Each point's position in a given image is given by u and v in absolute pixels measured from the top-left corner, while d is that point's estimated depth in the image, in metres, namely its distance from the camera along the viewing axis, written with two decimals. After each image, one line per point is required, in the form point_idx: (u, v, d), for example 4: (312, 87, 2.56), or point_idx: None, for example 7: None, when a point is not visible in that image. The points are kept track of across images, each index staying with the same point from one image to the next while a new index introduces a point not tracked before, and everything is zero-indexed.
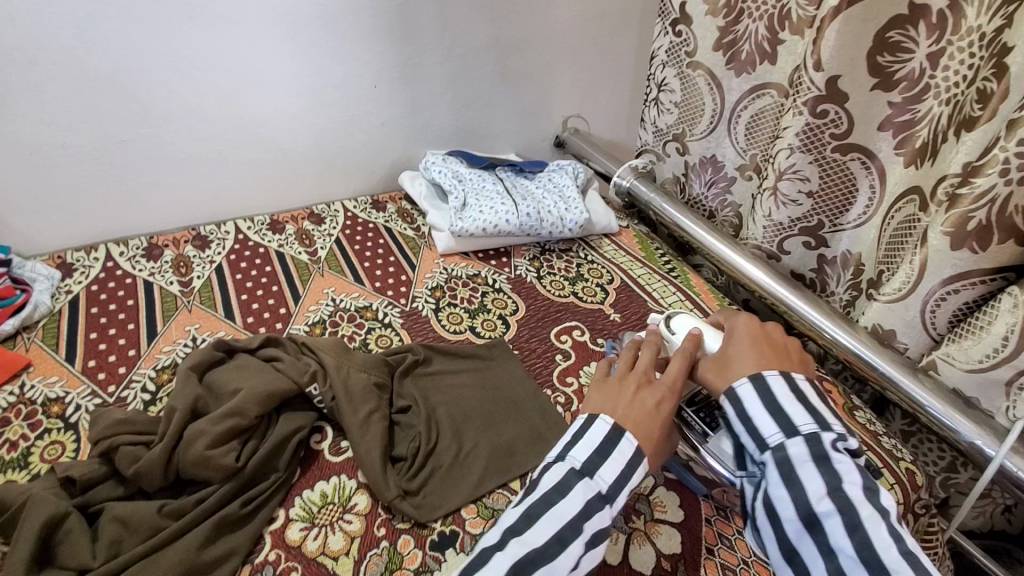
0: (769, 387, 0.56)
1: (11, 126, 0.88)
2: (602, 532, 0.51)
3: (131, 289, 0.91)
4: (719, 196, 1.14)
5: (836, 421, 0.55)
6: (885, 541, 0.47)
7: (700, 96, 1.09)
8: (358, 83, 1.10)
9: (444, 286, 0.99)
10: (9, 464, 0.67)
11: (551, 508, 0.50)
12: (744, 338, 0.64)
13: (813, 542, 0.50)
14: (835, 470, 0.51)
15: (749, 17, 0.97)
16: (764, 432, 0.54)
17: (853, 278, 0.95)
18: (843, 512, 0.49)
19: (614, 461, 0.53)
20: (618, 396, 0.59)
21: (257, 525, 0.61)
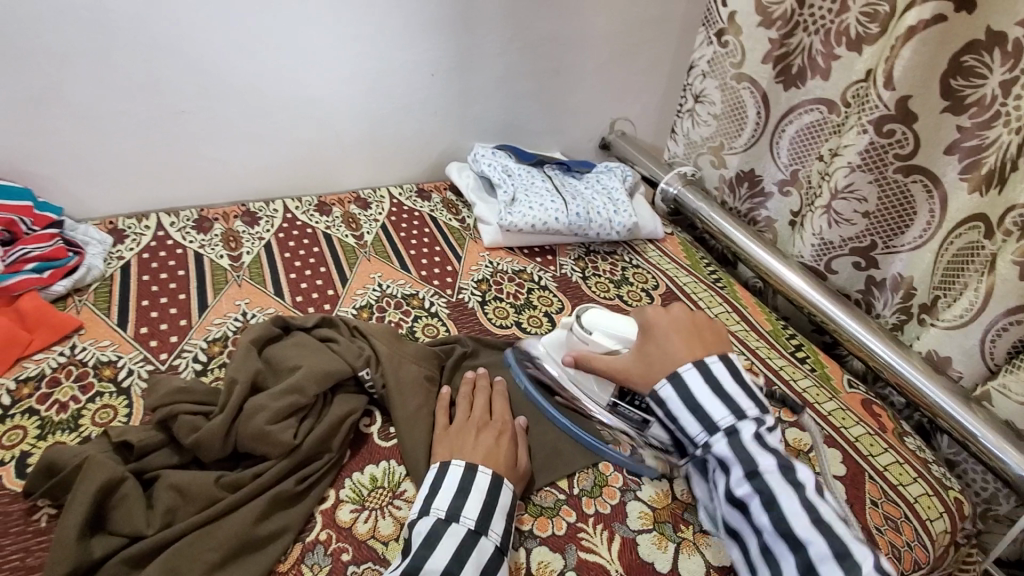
0: (687, 388, 0.62)
1: (75, 89, 0.88)
2: (487, 563, 0.55)
3: (182, 260, 0.91)
4: (751, 211, 1.13)
5: (751, 407, 0.61)
6: (797, 512, 0.55)
7: (743, 107, 1.06)
8: (411, 70, 1.09)
9: (490, 279, 0.99)
10: (59, 425, 0.66)
11: (426, 562, 0.53)
12: (660, 328, 0.67)
13: (743, 519, 0.58)
14: (750, 457, 0.58)
15: (805, 31, 0.96)
16: (690, 432, 0.62)
17: (903, 302, 0.92)
18: (760, 492, 0.57)
19: (474, 496, 0.59)
20: (466, 438, 0.65)
21: (309, 504, 0.60)
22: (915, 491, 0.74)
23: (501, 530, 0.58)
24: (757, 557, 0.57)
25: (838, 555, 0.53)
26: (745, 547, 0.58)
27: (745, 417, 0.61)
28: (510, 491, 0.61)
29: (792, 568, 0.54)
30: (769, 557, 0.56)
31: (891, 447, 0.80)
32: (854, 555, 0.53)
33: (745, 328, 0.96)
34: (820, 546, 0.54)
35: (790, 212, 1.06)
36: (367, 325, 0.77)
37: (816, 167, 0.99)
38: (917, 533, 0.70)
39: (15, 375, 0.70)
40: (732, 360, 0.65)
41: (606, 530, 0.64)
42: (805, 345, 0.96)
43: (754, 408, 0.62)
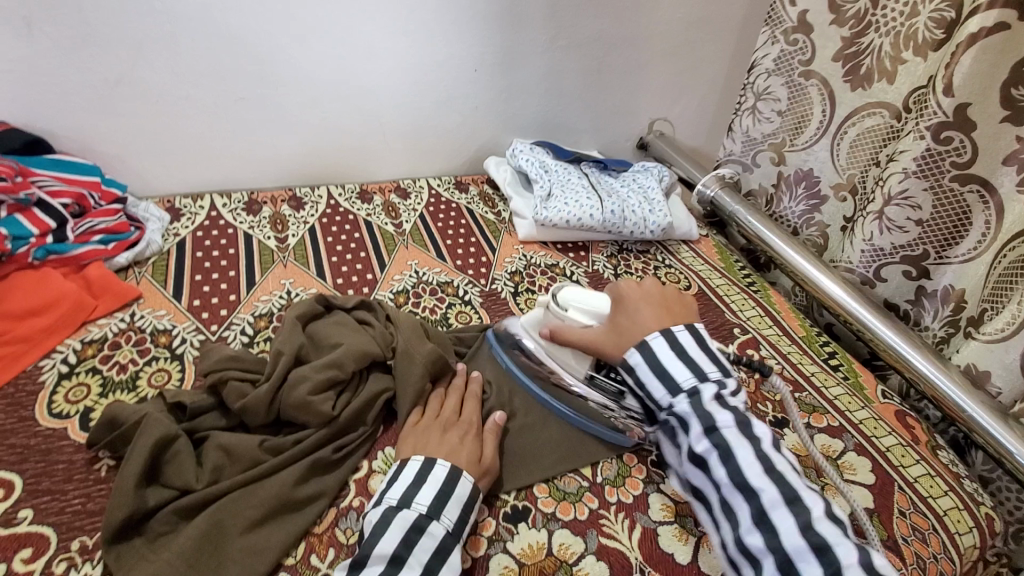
0: (654, 354, 0.65)
1: (145, 74, 0.93)
2: (436, 550, 0.55)
3: (232, 239, 0.96)
4: (807, 213, 1.10)
5: (713, 370, 0.64)
6: (750, 463, 0.58)
7: (809, 105, 1.04)
8: (460, 66, 1.13)
9: (523, 272, 1.01)
10: (119, 385, 0.71)
11: (375, 547, 0.54)
12: (631, 300, 0.71)
13: (703, 475, 0.61)
14: (707, 414, 0.61)
15: (876, 31, 0.92)
16: (655, 395, 0.64)
17: (952, 315, 0.89)
18: (718, 446, 0.60)
19: (429, 485, 0.59)
20: (433, 436, 0.65)
21: (344, 472, 0.63)
22: (945, 504, 0.73)
23: (455, 517, 0.58)
24: (718, 513, 0.59)
25: (788, 500, 0.56)
26: (707, 505, 0.61)
27: (707, 380, 0.64)
28: (469, 483, 0.60)
29: (747, 516, 0.57)
30: (728, 510, 0.58)
31: (923, 460, 0.78)
32: (804, 501, 0.56)
33: (778, 332, 0.96)
34: (771, 494, 0.56)
35: (843, 217, 1.05)
36: (400, 316, 0.77)
37: (873, 172, 0.98)
38: (945, 547, 0.69)
39: (80, 337, 0.75)
40: (700, 330, 0.68)
41: (627, 519, 0.65)
42: (838, 352, 0.95)
43: (717, 372, 0.65)
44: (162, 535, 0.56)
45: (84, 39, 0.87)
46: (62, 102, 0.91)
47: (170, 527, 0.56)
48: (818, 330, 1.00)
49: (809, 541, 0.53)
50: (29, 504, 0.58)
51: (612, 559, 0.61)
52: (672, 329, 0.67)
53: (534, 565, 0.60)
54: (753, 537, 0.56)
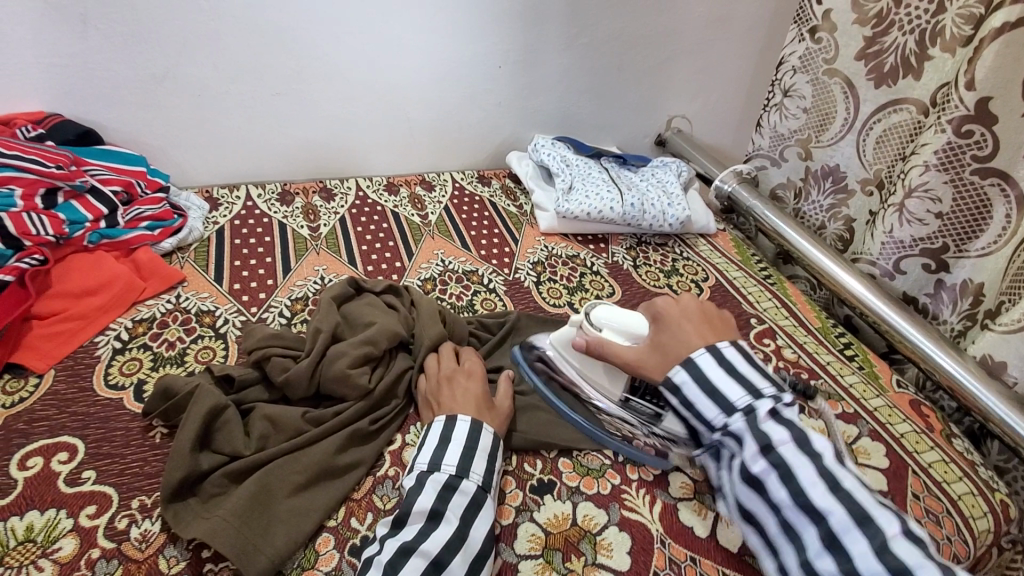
0: (701, 372, 0.62)
1: (190, 70, 0.98)
2: (468, 504, 0.58)
3: (268, 228, 1.01)
4: (833, 207, 1.12)
5: (766, 384, 0.60)
6: (814, 482, 0.54)
7: (833, 104, 1.06)
8: (486, 63, 1.16)
9: (545, 262, 1.04)
10: (168, 360, 0.75)
11: (412, 505, 0.57)
12: (672, 319, 0.67)
13: (762, 497, 0.57)
14: (764, 432, 0.57)
15: (900, 29, 0.94)
16: (706, 416, 0.60)
17: (970, 308, 0.91)
18: (777, 466, 0.56)
19: (455, 446, 0.62)
20: (445, 386, 0.69)
21: (380, 444, 0.67)
22: (959, 489, 0.75)
23: (481, 472, 0.61)
24: (779, 536, 0.56)
25: (858, 521, 0.52)
26: (767, 527, 0.57)
27: (762, 396, 0.59)
28: (491, 431, 0.65)
29: (815, 539, 0.53)
30: (793, 532, 0.55)
31: (938, 446, 0.80)
32: (875, 520, 0.52)
33: (795, 323, 0.98)
34: (841, 516, 0.53)
35: (869, 211, 1.06)
36: (423, 301, 0.80)
37: (897, 166, 0.99)
38: (959, 529, 0.71)
39: (131, 316, 0.80)
40: (746, 345, 0.64)
41: (648, 494, 0.68)
42: (853, 343, 0.97)
43: (770, 387, 0.60)
44: (214, 496, 0.60)
45: (135, 36, 0.92)
46: (114, 97, 0.96)
47: (222, 489, 0.60)
48: (834, 323, 1.02)
49: (886, 565, 0.50)
50: (91, 466, 0.62)
51: (634, 531, 0.64)
52: (718, 346, 0.63)
53: (560, 533, 0.63)
54: (823, 561, 0.52)
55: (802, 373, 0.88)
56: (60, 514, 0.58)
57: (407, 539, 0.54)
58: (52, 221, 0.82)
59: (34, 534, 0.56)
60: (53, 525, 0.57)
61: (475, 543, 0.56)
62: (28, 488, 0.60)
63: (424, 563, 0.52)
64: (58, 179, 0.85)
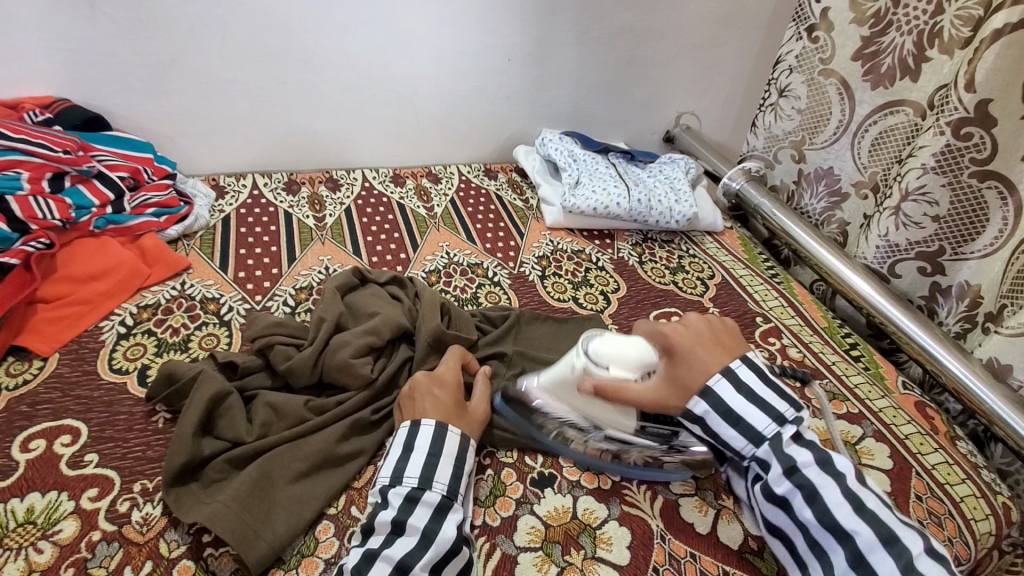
0: (721, 398, 0.61)
1: (194, 59, 0.98)
2: (431, 514, 0.56)
3: (274, 217, 1.01)
4: (827, 209, 1.11)
5: (788, 410, 0.61)
6: (839, 502, 0.55)
7: (828, 104, 1.05)
8: (492, 57, 1.16)
9: (550, 256, 1.04)
10: (173, 346, 0.76)
11: (376, 518, 0.56)
12: (684, 345, 0.65)
13: (787, 517, 0.58)
14: (789, 454, 0.59)
15: (898, 30, 0.92)
16: (733, 443, 0.61)
17: (968, 310, 0.90)
18: (802, 488, 0.57)
19: (416, 456, 0.60)
20: (420, 395, 0.66)
21: (381, 433, 0.67)
22: (962, 491, 0.74)
23: (446, 480, 0.59)
24: (808, 554, 0.56)
25: (885, 540, 0.53)
26: (792, 544, 0.58)
27: (785, 422, 0.61)
28: (457, 435, 0.63)
29: (842, 560, 0.54)
30: (818, 551, 0.56)
31: (942, 448, 0.79)
32: (901, 540, 0.53)
33: (801, 322, 0.98)
34: (866, 535, 0.54)
35: (862, 215, 1.05)
36: (426, 292, 0.80)
37: (893, 169, 0.98)
38: (961, 530, 0.70)
39: (136, 302, 0.80)
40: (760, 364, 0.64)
41: (650, 490, 0.68)
42: (857, 344, 0.96)
43: (791, 409, 0.62)
44: (216, 481, 0.60)
45: (140, 22, 0.92)
46: (120, 84, 0.96)
47: (223, 474, 0.60)
48: (841, 323, 1.01)
49: None
50: (94, 449, 0.63)
51: (634, 526, 0.64)
52: (733, 367, 0.63)
53: (560, 526, 0.63)
54: None
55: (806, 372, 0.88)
56: (61, 497, 0.58)
57: (372, 547, 0.54)
58: (58, 206, 0.82)
59: (34, 516, 0.57)
60: (54, 506, 0.57)
61: (444, 542, 0.54)
62: (30, 469, 0.60)
63: (388, 568, 0.52)
64: (66, 164, 0.86)
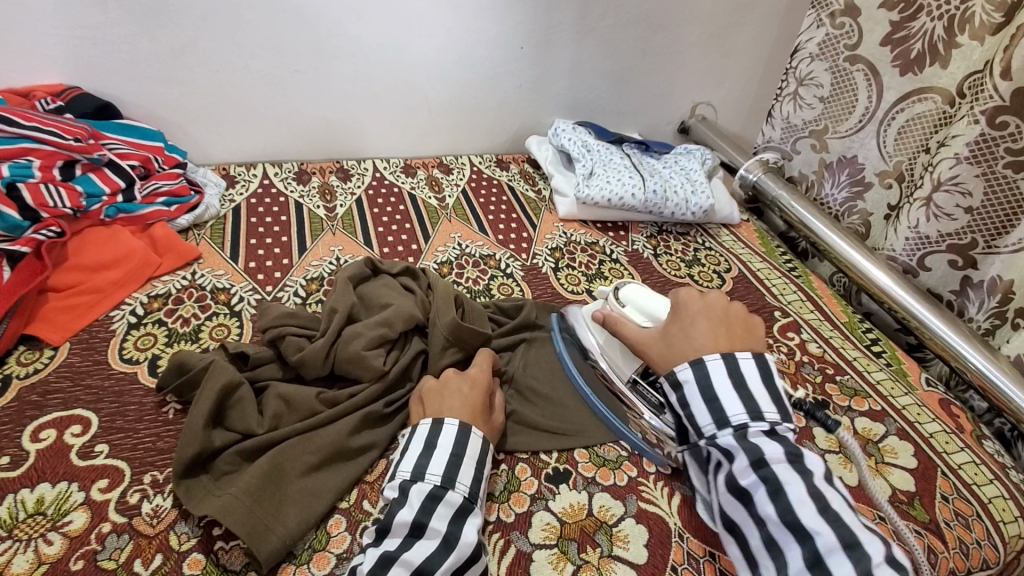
0: (708, 376, 0.58)
1: (206, 46, 0.97)
2: (452, 516, 0.55)
3: (284, 207, 0.99)
4: (849, 200, 1.08)
5: (770, 405, 0.57)
6: (804, 502, 0.51)
7: (854, 91, 1.02)
8: (507, 44, 1.14)
9: (564, 248, 1.02)
10: (183, 336, 0.75)
11: (393, 516, 0.54)
12: (691, 313, 0.64)
13: (745, 510, 0.54)
14: (756, 446, 0.54)
15: (928, 14, 0.89)
16: (700, 422, 0.57)
17: (998, 306, 0.87)
18: (766, 481, 0.52)
19: (438, 455, 0.58)
20: (448, 389, 0.65)
21: (394, 426, 0.66)
22: (990, 493, 0.72)
23: (469, 482, 0.58)
24: (760, 550, 0.52)
25: (846, 545, 0.48)
26: (747, 542, 0.54)
27: (761, 416, 0.56)
28: (479, 438, 0.62)
29: (797, 560, 0.50)
30: (774, 550, 0.51)
31: (969, 448, 0.77)
32: (863, 546, 0.48)
33: (820, 317, 0.95)
34: (827, 538, 0.49)
35: (887, 205, 1.02)
36: (441, 281, 0.79)
37: (921, 159, 0.95)
38: (989, 533, 0.68)
39: (147, 292, 0.80)
40: (767, 363, 0.60)
41: (667, 486, 0.66)
42: (878, 340, 0.93)
43: (776, 413, 0.57)
44: (227, 474, 0.59)
45: (153, 8, 0.91)
46: (131, 70, 0.95)
47: (234, 467, 0.60)
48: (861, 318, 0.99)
49: None
50: (104, 440, 0.62)
51: (652, 523, 0.62)
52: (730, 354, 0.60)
53: (575, 523, 0.61)
54: None
55: (826, 368, 0.85)
56: (71, 488, 0.58)
57: (389, 548, 0.52)
58: (69, 193, 0.81)
59: (45, 507, 0.56)
60: (64, 497, 0.57)
61: (466, 547, 0.53)
62: (41, 459, 0.60)
63: (405, 573, 0.50)
64: (77, 152, 0.85)
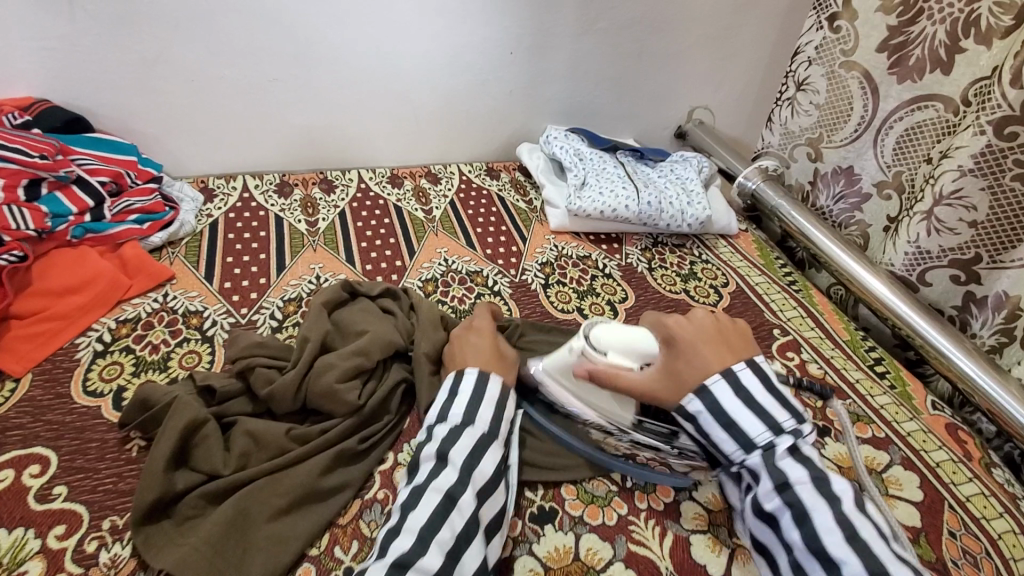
0: (718, 399, 0.57)
1: (177, 55, 0.93)
2: (476, 448, 0.57)
3: (264, 222, 0.96)
4: (847, 212, 1.04)
5: (791, 423, 0.56)
6: (831, 527, 0.50)
7: (849, 101, 0.98)
8: (493, 49, 1.09)
9: (554, 263, 0.98)
10: (151, 365, 0.71)
11: (423, 449, 0.58)
12: (686, 339, 0.61)
13: (773, 534, 0.54)
14: (781, 468, 0.54)
15: (929, 18, 0.85)
16: (724, 448, 0.57)
17: (1005, 324, 0.83)
18: (791, 505, 0.52)
19: (461, 397, 0.61)
20: (460, 347, 0.68)
21: (369, 463, 0.63)
22: (1000, 527, 0.68)
23: (490, 419, 0.60)
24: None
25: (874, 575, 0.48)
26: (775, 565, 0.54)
27: (782, 434, 0.55)
28: (499, 382, 0.63)
29: None
30: None
31: (977, 477, 0.73)
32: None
33: (821, 335, 0.91)
34: (854, 567, 0.48)
35: (886, 216, 0.98)
36: (421, 304, 0.76)
37: (922, 169, 0.91)
38: (999, 573, 0.64)
39: (115, 316, 0.76)
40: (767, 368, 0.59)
41: (658, 525, 0.63)
42: (882, 359, 0.89)
43: (790, 419, 0.56)
44: (190, 519, 0.56)
45: (120, 17, 0.87)
46: (100, 82, 0.91)
47: (198, 510, 0.56)
48: (864, 335, 0.95)
49: None
50: (63, 481, 0.59)
51: (641, 568, 0.59)
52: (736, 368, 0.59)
53: (560, 568, 0.58)
54: None
55: (827, 392, 0.81)
56: (26, 535, 0.54)
57: (418, 481, 0.55)
58: (34, 214, 0.78)
59: None
60: (19, 546, 0.54)
61: (485, 476, 0.56)
62: None
63: (438, 497, 0.53)
64: (42, 169, 0.81)
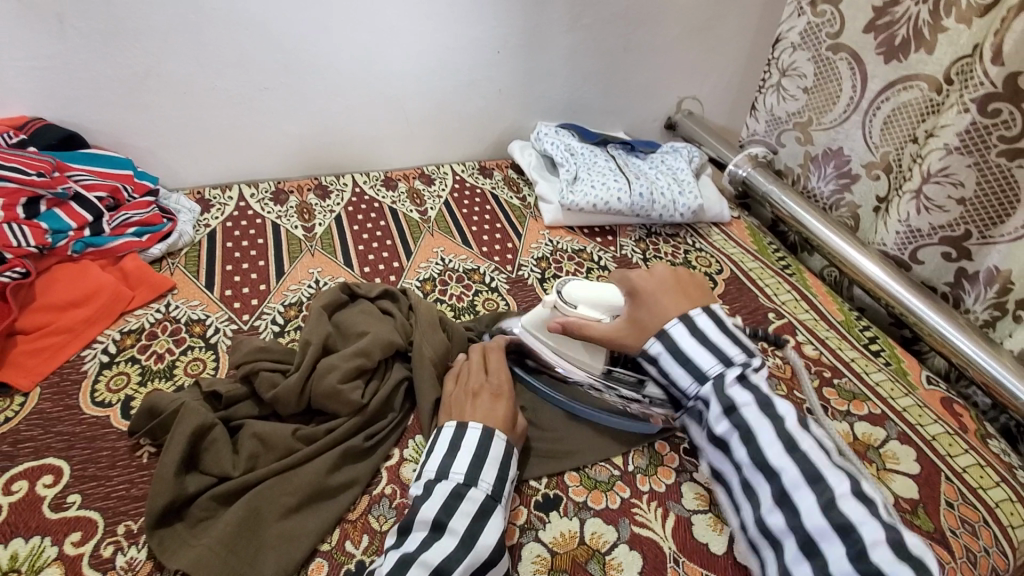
0: (675, 339, 0.65)
1: (170, 68, 0.94)
2: (474, 514, 0.56)
3: (261, 230, 0.97)
4: (837, 192, 1.05)
5: (738, 355, 0.63)
6: (772, 442, 0.58)
7: (838, 80, 0.99)
8: (483, 49, 1.10)
9: (550, 258, 0.99)
10: (157, 373, 0.73)
11: (416, 513, 0.55)
12: (649, 291, 0.69)
13: (725, 457, 0.61)
14: (729, 396, 0.61)
15: None
16: (681, 383, 0.64)
17: (997, 297, 0.84)
18: (738, 428, 0.60)
19: (462, 453, 0.60)
20: (468, 401, 0.65)
21: (375, 459, 0.64)
22: (997, 496, 0.70)
23: (491, 480, 0.58)
24: (740, 493, 0.60)
25: (810, 480, 0.55)
26: (729, 488, 0.61)
27: (731, 364, 0.63)
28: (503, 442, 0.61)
29: (768, 496, 0.56)
30: (749, 490, 0.58)
31: (973, 449, 0.75)
32: (826, 479, 0.55)
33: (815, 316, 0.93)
34: (792, 474, 0.56)
35: (876, 197, 0.99)
36: (420, 304, 0.77)
37: (909, 149, 0.92)
38: (997, 540, 0.65)
39: (119, 328, 0.78)
40: (716, 313, 0.67)
41: (661, 507, 0.64)
42: (877, 337, 0.91)
43: (741, 353, 0.64)
44: (203, 520, 0.57)
45: (113, 33, 0.88)
46: (95, 97, 0.92)
47: (210, 512, 0.57)
48: (858, 315, 0.96)
49: (832, 520, 0.52)
50: (76, 489, 0.60)
51: (645, 549, 0.60)
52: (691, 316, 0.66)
53: (567, 553, 0.59)
54: (774, 517, 0.56)
55: (824, 371, 0.83)
56: (44, 542, 0.56)
57: (408, 550, 0.52)
58: (33, 230, 0.79)
59: (17, 564, 0.54)
60: (37, 553, 0.55)
61: (483, 549, 0.53)
62: (12, 514, 0.58)
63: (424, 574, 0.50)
64: (40, 187, 0.82)
